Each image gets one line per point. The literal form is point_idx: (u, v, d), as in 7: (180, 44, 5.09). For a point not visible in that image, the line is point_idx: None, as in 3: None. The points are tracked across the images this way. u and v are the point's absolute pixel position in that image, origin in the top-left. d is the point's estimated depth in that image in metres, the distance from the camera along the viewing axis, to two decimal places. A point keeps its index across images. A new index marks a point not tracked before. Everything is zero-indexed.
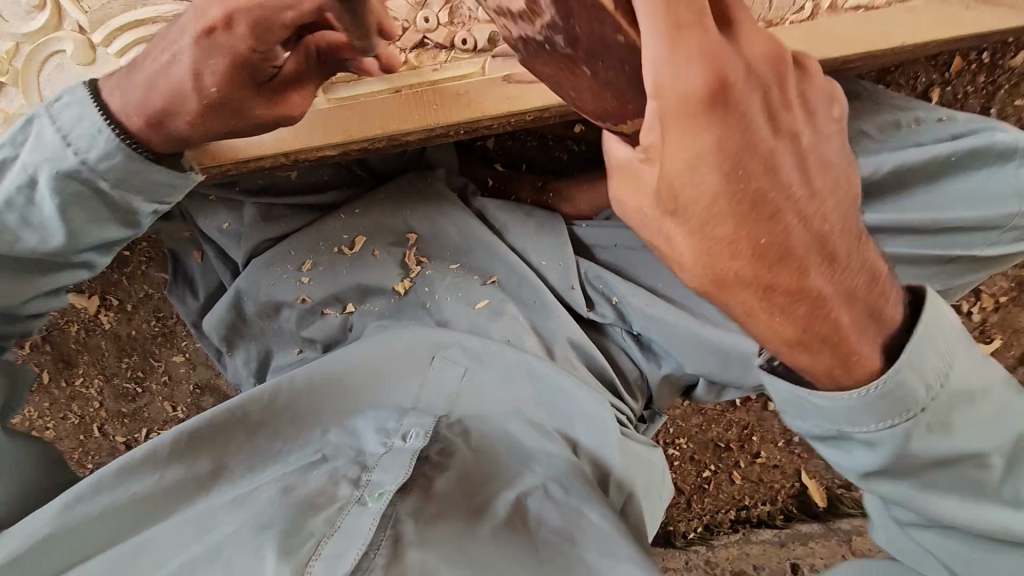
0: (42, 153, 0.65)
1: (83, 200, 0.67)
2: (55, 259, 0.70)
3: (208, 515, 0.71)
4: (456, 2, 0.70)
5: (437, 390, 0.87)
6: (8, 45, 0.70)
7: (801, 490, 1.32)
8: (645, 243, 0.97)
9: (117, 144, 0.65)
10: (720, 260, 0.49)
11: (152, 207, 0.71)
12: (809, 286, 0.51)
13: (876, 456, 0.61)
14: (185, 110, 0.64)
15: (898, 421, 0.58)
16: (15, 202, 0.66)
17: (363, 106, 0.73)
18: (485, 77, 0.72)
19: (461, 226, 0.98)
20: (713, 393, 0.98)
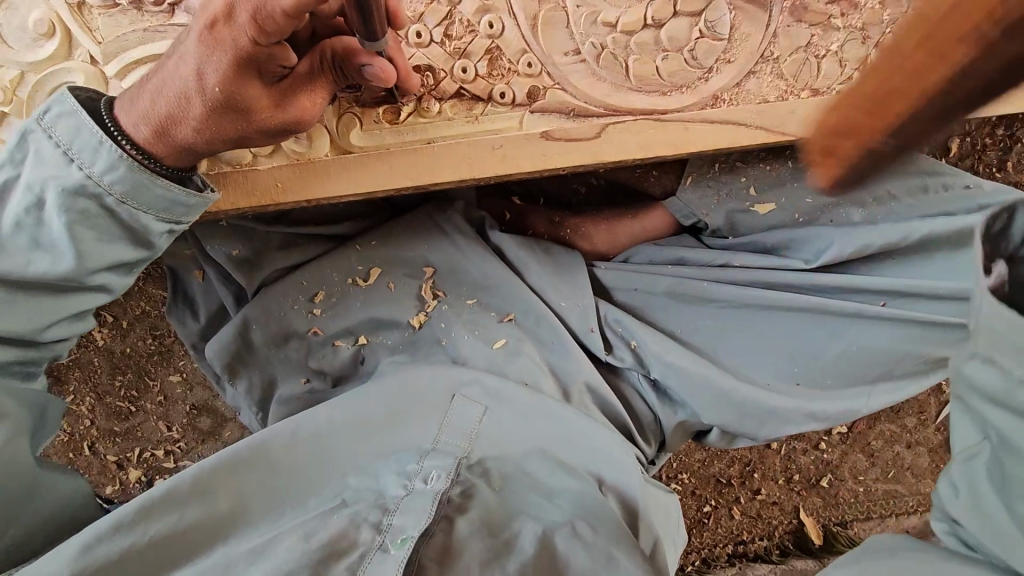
0: (45, 169, 0.60)
1: (92, 218, 0.62)
2: (67, 283, 0.64)
3: (229, 564, 0.68)
4: (496, 54, 0.68)
5: (459, 430, 0.83)
6: (12, 73, 0.65)
7: (798, 526, 1.32)
8: (667, 288, 0.94)
9: (120, 155, 0.60)
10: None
11: (166, 226, 0.66)
12: None
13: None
14: (190, 115, 0.60)
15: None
16: (23, 221, 0.61)
17: (392, 156, 0.69)
18: (522, 132, 0.69)
19: (479, 262, 0.96)
20: (726, 440, 0.98)
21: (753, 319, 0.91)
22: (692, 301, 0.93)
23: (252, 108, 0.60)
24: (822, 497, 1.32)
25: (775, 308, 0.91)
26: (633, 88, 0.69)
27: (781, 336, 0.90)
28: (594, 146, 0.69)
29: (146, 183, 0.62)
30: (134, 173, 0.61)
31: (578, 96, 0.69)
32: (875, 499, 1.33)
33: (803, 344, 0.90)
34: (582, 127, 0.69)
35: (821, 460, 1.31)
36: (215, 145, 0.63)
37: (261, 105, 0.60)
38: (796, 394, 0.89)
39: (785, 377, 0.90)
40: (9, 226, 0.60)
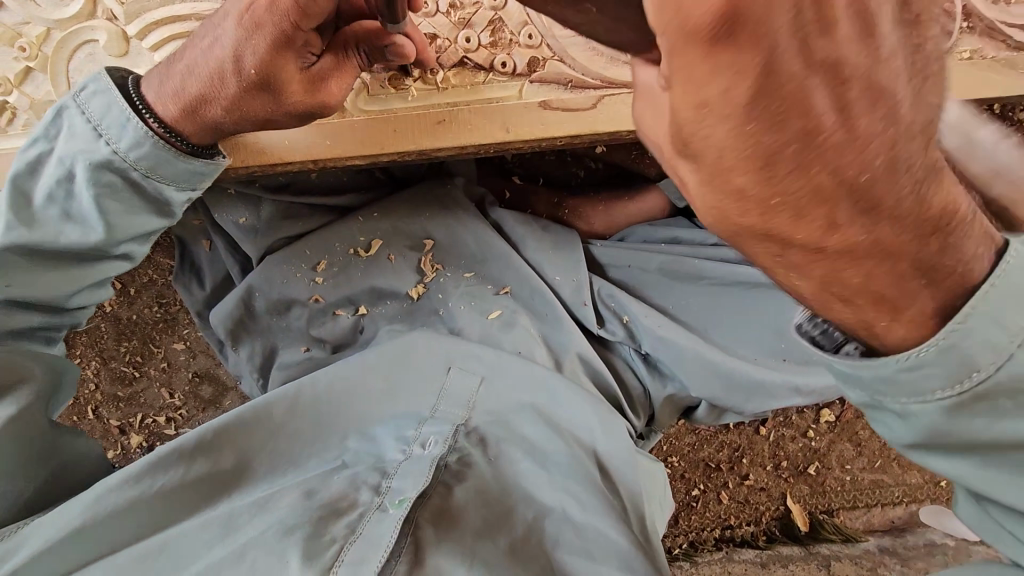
0: (75, 144, 0.63)
1: (117, 190, 0.65)
2: (95, 252, 0.68)
3: (231, 516, 0.70)
4: (499, 25, 0.71)
5: (456, 399, 0.85)
6: (39, 31, 0.69)
7: (785, 513, 1.34)
8: (659, 266, 0.97)
9: (147, 130, 0.63)
10: (728, 208, 0.40)
11: (185, 196, 0.69)
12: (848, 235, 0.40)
13: (900, 430, 0.50)
14: (223, 96, 0.63)
15: (943, 397, 0.46)
16: (54, 193, 0.64)
17: (397, 120, 0.72)
18: (521, 102, 0.72)
19: (478, 236, 0.99)
20: (714, 414, 1.01)
21: (741, 298, 0.94)
22: (682, 279, 0.96)
23: (286, 94, 0.63)
24: (808, 485, 1.34)
25: (763, 287, 0.93)
26: (630, 62, 0.72)
27: (767, 316, 0.92)
28: (590, 115, 0.73)
29: (169, 157, 0.65)
30: (159, 148, 0.64)
31: (576, 67, 0.72)
32: (861, 489, 1.34)
33: (789, 321, 0.93)
34: (579, 98, 0.73)
35: (809, 448, 1.33)
36: (246, 125, 0.66)
37: (293, 91, 0.63)
38: (783, 369, 0.92)
39: (770, 353, 0.92)
40: (43, 199, 0.64)
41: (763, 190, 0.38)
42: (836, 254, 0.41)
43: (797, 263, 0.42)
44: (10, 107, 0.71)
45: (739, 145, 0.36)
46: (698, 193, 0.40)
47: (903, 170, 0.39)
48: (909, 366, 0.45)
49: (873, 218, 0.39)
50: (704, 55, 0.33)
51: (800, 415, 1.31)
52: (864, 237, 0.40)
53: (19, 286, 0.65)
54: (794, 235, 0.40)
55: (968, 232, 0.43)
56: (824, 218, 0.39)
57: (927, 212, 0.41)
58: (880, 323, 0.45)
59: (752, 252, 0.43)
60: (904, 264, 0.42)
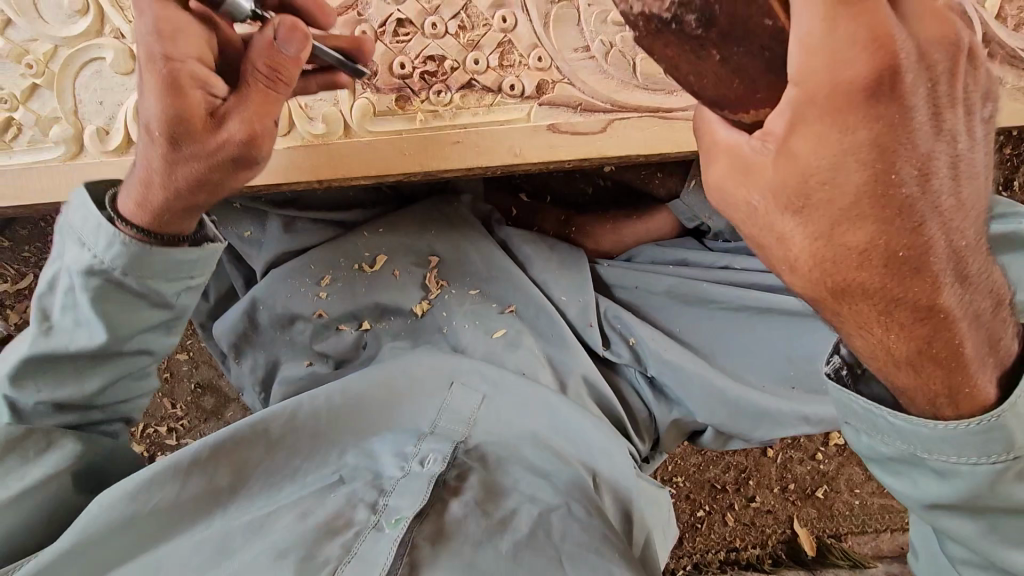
0: (70, 260, 0.66)
1: (111, 294, 0.67)
2: (111, 351, 0.71)
3: (224, 540, 0.70)
4: (508, 47, 0.70)
5: (457, 415, 0.84)
6: (46, 47, 0.69)
7: (793, 536, 1.32)
8: (669, 288, 0.95)
9: (118, 235, 0.64)
10: (844, 264, 0.41)
11: (181, 284, 0.70)
12: (940, 303, 0.42)
13: (932, 489, 0.50)
14: (156, 169, 0.62)
15: (991, 462, 0.47)
16: (66, 304, 0.68)
17: (403, 141, 0.71)
18: (529, 125, 0.71)
19: (484, 252, 0.98)
20: (720, 440, 0.98)
21: (750, 323, 0.92)
22: (693, 302, 0.94)
23: (192, 136, 0.60)
24: (817, 508, 1.32)
25: (774, 312, 0.91)
26: (640, 86, 0.71)
27: (772, 339, 0.91)
28: (600, 139, 0.71)
29: (145, 253, 0.66)
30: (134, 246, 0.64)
31: (586, 91, 0.71)
32: (871, 514, 1.32)
33: (798, 348, 0.90)
34: (589, 122, 0.71)
35: (817, 471, 1.30)
36: (181, 191, 0.62)
37: (195, 128, 0.59)
38: (790, 396, 0.90)
39: (779, 381, 0.90)
40: (59, 311, 0.69)
41: (881, 243, 0.40)
42: (936, 316, 0.43)
43: (897, 327, 0.44)
44: (17, 123, 0.70)
45: (852, 195, 0.39)
46: (810, 248, 0.42)
47: (979, 242, 0.43)
48: (973, 431, 0.46)
49: (961, 282, 0.43)
50: (856, 111, 0.37)
51: (809, 438, 1.28)
52: (955, 302, 0.43)
53: (49, 388, 0.71)
54: (898, 295, 0.42)
55: (1015, 316, 0.48)
56: (930, 279, 0.41)
57: (991, 284, 0.46)
58: (957, 394, 0.46)
59: (851, 316, 0.44)
60: (980, 331, 0.45)
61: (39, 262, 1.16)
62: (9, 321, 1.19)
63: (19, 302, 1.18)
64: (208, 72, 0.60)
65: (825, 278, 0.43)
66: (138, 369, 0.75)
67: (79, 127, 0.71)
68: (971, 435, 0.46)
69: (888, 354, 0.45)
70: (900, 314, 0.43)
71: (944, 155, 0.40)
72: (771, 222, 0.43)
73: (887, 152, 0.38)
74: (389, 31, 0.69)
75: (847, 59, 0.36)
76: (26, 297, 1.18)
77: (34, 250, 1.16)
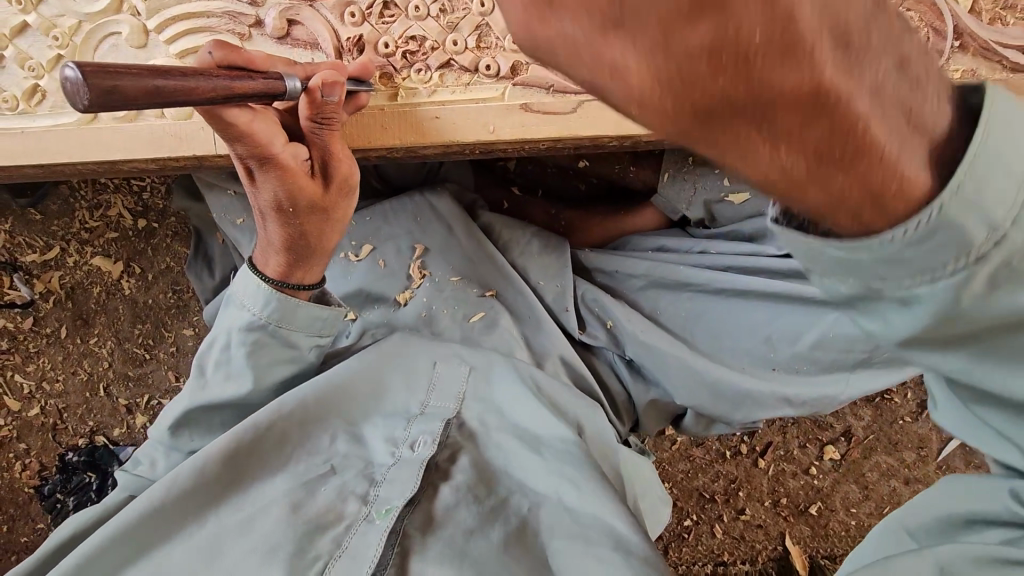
0: (230, 318, 0.80)
1: (262, 346, 0.80)
2: (247, 399, 0.84)
3: (217, 539, 0.73)
4: (485, 30, 0.74)
5: (446, 392, 0.87)
6: (71, 23, 0.76)
7: (784, 554, 1.26)
8: (647, 272, 0.97)
9: (269, 289, 0.77)
10: (690, 77, 0.30)
11: (312, 340, 0.83)
12: (830, 88, 0.30)
13: (897, 324, 0.40)
14: (287, 232, 0.76)
15: (952, 271, 0.36)
16: (219, 359, 0.81)
17: (384, 116, 0.75)
18: (503, 103, 0.75)
19: (465, 236, 1.01)
20: (702, 424, 1.00)
21: (729, 304, 0.91)
22: (672, 288, 0.95)
23: (317, 200, 0.74)
24: (810, 526, 1.26)
25: (755, 291, 0.90)
26: None
27: (757, 317, 0.89)
28: (571, 119, 0.74)
29: (293, 307, 0.79)
30: (282, 301, 0.78)
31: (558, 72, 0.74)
32: None
33: (779, 331, 0.88)
34: (560, 102, 0.74)
35: (812, 487, 1.26)
36: (326, 239, 0.79)
37: (318, 195, 0.74)
38: (771, 378, 0.89)
39: (761, 363, 0.90)
40: (213, 366, 0.82)
41: (723, 37, 0.28)
42: (828, 108, 0.30)
43: (782, 138, 0.32)
44: (42, 90, 0.78)
45: None
46: (641, 71, 0.30)
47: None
48: (910, 242, 0.35)
49: (846, 49, 0.30)
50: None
51: (801, 450, 1.26)
52: (851, 82, 0.30)
53: (192, 422, 0.83)
54: (767, 92, 0.30)
55: (918, 61, 0.33)
56: (804, 56, 0.29)
57: (890, 29, 0.32)
58: (875, 207, 0.34)
59: (716, 147, 0.33)
60: (893, 105, 0.32)
61: (66, 236, 1.25)
62: (35, 290, 1.28)
63: (45, 272, 1.27)
64: (297, 150, 0.70)
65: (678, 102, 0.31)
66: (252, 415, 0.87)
67: None
68: (916, 250, 0.35)
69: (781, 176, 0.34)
70: (779, 121, 0.31)
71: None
72: (593, 50, 0.30)
73: None
74: (375, 13, 0.74)
75: None
76: (51, 268, 1.27)
77: (62, 224, 1.25)
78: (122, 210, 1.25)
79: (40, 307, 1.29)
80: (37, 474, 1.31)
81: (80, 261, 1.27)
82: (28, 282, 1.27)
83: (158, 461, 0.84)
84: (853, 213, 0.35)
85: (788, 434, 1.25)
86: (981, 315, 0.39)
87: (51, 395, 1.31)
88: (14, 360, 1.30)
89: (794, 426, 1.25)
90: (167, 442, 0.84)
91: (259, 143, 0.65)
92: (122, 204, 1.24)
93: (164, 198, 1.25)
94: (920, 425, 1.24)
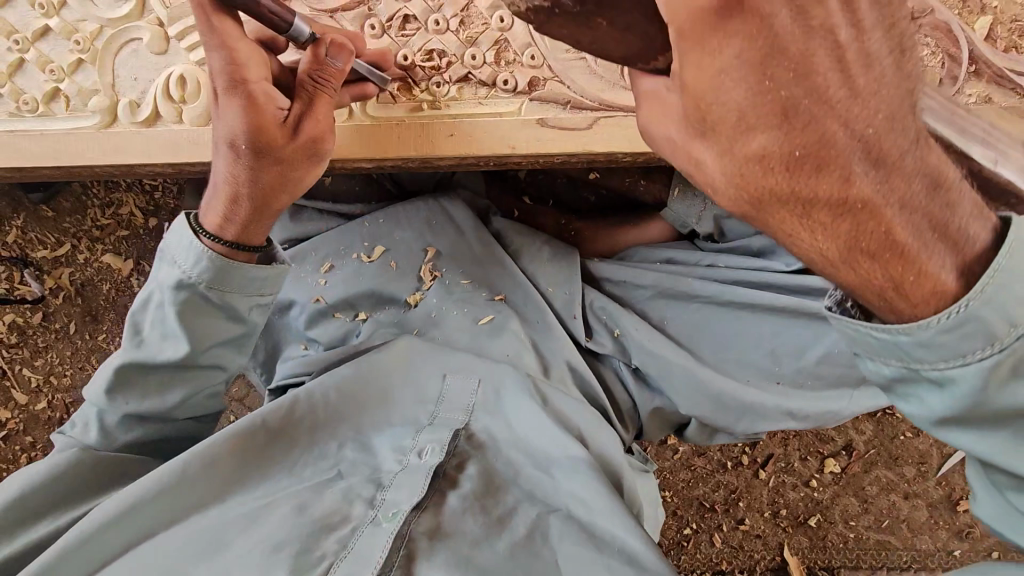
0: (162, 279, 0.76)
1: (193, 307, 0.76)
2: (188, 367, 0.80)
3: (221, 529, 0.72)
4: (504, 47, 0.75)
5: (455, 403, 0.88)
6: (93, 27, 0.77)
7: (783, 564, 1.28)
8: (654, 282, 0.98)
9: (202, 249, 0.73)
10: (753, 176, 0.48)
11: (251, 300, 0.78)
12: (851, 199, 0.47)
13: (934, 402, 0.54)
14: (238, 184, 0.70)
15: (988, 352, 0.50)
16: (157, 319, 0.78)
17: (402, 128, 0.77)
18: (519, 118, 0.76)
19: (479, 242, 1.03)
20: (704, 433, 1.02)
21: (735, 316, 0.93)
22: (680, 299, 0.97)
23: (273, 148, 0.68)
24: (808, 537, 1.27)
25: (759, 309, 0.92)
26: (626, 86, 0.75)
27: (759, 332, 0.92)
28: (587, 136, 0.75)
29: (226, 269, 0.74)
30: (216, 261, 0.73)
31: (575, 88, 0.75)
32: (866, 549, 1.27)
33: (783, 343, 0.91)
34: (576, 118, 0.75)
35: (811, 499, 1.27)
36: (275, 197, 0.72)
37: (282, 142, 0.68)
38: (773, 391, 0.91)
39: (764, 376, 0.92)
40: (150, 325, 0.79)
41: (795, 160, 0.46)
42: (852, 207, 0.48)
43: (816, 226, 0.49)
44: (63, 93, 0.79)
45: (754, 150, 0.47)
46: (723, 166, 0.49)
47: (920, 162, 0.49)
48: (937, 332, 0.50)
49: (877, 170, 0.47)
50: (718, 32, 0.43)
51: (802, 463, 1.27)
52: (869, 189, 0.47)
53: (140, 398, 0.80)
54: (814, 194, 0.47)
55: (957, 195, 0.51)
56: (836, 172, 0.46)
57: (919, 168, 0.49)
58: (901, 291, 0.50)
59: (781, 228, 0.50)
60: (908, 215, 0.49)
61: (76, 233, 1.26)
62: (45, 285, 1.28)
63: (55, 269, 1.28)
64: (275, 90, 0.68)
65: (745, 195, 0.49)
66: (211, 386, 0.83)
67: (115, 99, 0.79)
68: (943, 337, 0.50)
69: (823, 256, 0.50)
70: (818, 213, 0.48)
71: (825, 50, 0.44)
72: (690, 150, 0.50)
73: (768, 64, 0.44)
74: (396, 25, 0.75)
75: (729, 87, 0.45)
76: (62, 264, 1.28)
77: (74, 222, 1.26)
78: (134, 209, 1.26)
79: (50, 303, 1.29)
80: None
81: (90, 258, 1.28)
82: (38, 277, 1.28)
83: (93, 425, 0.81)
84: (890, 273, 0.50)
85: (790, 446, 1.26)
86: (1001, 401, 0.52)
87: (58, 389, 1.32)
88: (22, 354, 1.31)
89: (795, 438, 1.26)
90: (103, 406, 0.79)
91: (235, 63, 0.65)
92: (134, 203, 1.26)
93: (175, 198, 1.25)
94: (920, 441, 1.25)
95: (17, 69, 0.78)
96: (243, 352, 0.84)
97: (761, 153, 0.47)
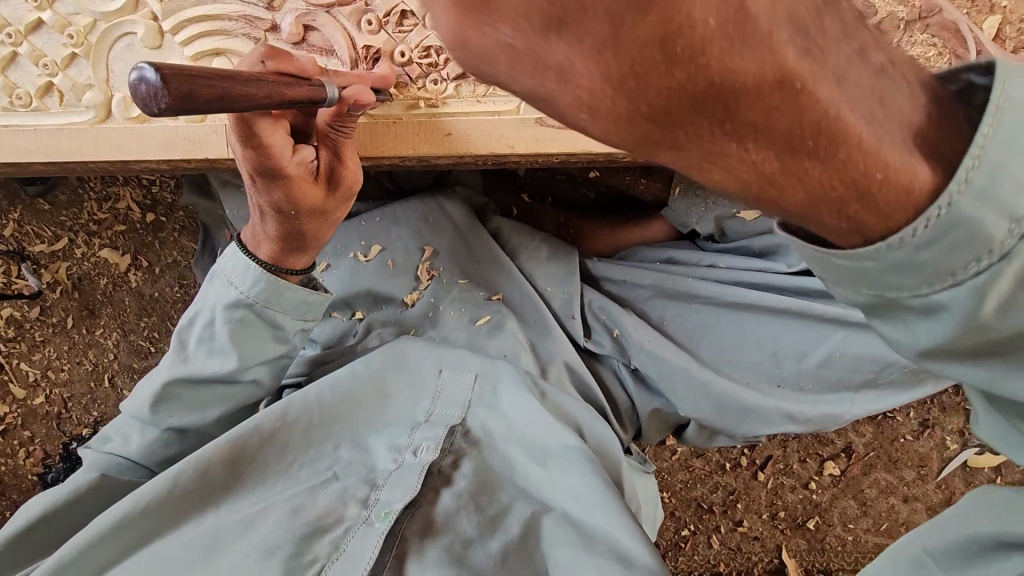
0: (216, 298, 0.80)
1: (246, 325, 0.81)
2: (229, 380, 0.83)
3: (215, 533, 0.72)
4: None
5: (451, 400, 0.87)
6: (86, 21, 0.76)
7: (780, 566, 1.27)
8: (655, 283, 0.97)
9: (262, 270, 0.78)
10: (643, 77, 0.32)
11: (297, 322, 0.83)
12: (782, 78, 0.32)
13: (924, 332, 0.42)
14: (286, 232, 0.75)
15: (984, 265, 0.38)
16: (202, 336, 0.82)
17: (398, 126, 0.76)
18: (518, 117, 0.75)
19: (477, 240, 1.01)
20: (704, 436, 1.01)
21: (736, 317, 0.92)
22: (680, 300, 0.96)
23: (316, 203, 0.73)
24: (807, 540, 1.27)
25: (762, 311, 0.91)
26: None
27: (759, 335, 0.91)
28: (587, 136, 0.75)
29: (279, 290, 0.79)
30: (271, 283, 0.78)
31: None
32: (865, 552, 1.27)
33: (785, 346, 0.90)
34: None
35: (810, 501, 1.26)
36: (323, 235, 0.79)
37: (321, 200, 0.73)
38: (774, 394, 0.90)
39: (765, 379, 0.91)
40: (196, 342, 0.82)
41: (690, 35, 0.30)
42: (784, 90, 0.33)
43: (746, 131, 0.34)
44: (57, 88, 0.78)
45: (631, 33, 0.30)
46: (600, 74, 0.32)
47: (841, 26, 0.36)
48: (923, 246, 0.37)
49: (798, 32, 0.33)
50: None
51: (801, 464, 1.26)
52: (798, 59, 0.33)
53: (177, 411, 0.83)
54: (733, 85, 0.32)
55: (887, 55, 0.38)
56: (757, 39, 0.31)
57: (842, 28, 0.36)
58: (868, 199, 0.36)
59: (699, 146, 0.35)
60: (848, 93, 0.35)
61: (73, 227, 1.25)
62: (42, 280, 1.28)
63: (52, 262, 1.27)
64: (303, 154, 0.69)
65: (636, 108, 0.33)
66: (249, 399, 0.87)
67: (109, 95, 0.77)
68: (927, 250, 0.38)
69: (752, 172, 0.36)
70: (744, 114, 0.33)
71: None
72: (547, 56, 0.32)
73: None
74: (393, 21, 0.74)
75: None
76: (59, 258, 1.27)
77: (70, 215, 1.25)
78: (131, 203, 1.25)
79: (47, 298, 1.29)
80: (41, 461, 1.32)
81: (87, 252, 1.27)
82: (36, 271, 1.28)
83: (132, 437, 0.84)
84: (845, 181, 0.36)
85: (789, 448, 1.25)
86: (1004, 324, 0.40)
87: (56, 384, 1.32)
88: (20, 348, 1.31)
89: (795, 440, 1.25)
90: (145, 419, 0.82)
91: (271, 155, 0.64)
92: (131, 197, 1.25)
93: (173, 192, 1.25)
94: (921, 443, 1.23)
95: (10, 63, 0.77)
96: (281, 372, 0.88)
97: (652, 42, 0.30)
